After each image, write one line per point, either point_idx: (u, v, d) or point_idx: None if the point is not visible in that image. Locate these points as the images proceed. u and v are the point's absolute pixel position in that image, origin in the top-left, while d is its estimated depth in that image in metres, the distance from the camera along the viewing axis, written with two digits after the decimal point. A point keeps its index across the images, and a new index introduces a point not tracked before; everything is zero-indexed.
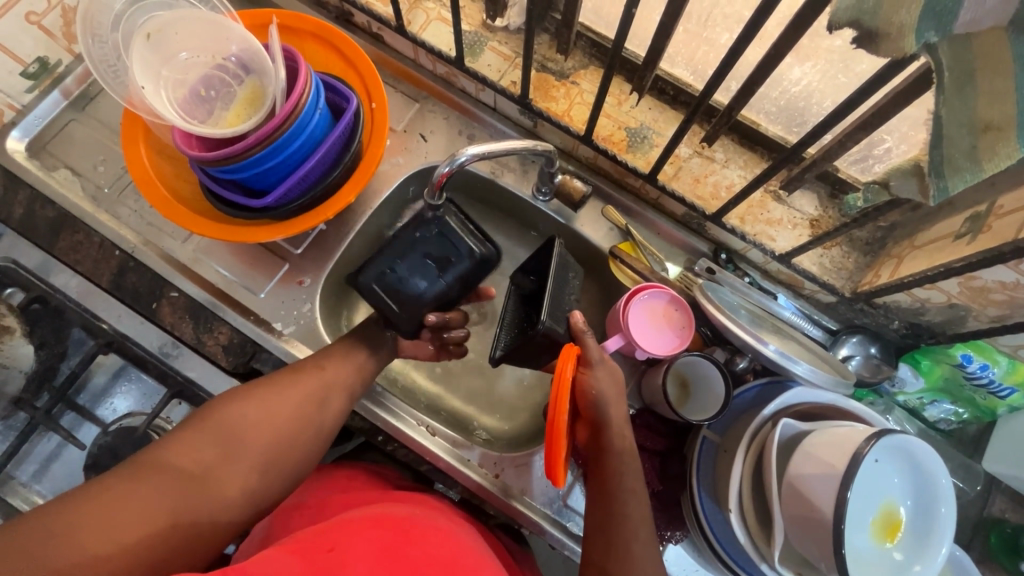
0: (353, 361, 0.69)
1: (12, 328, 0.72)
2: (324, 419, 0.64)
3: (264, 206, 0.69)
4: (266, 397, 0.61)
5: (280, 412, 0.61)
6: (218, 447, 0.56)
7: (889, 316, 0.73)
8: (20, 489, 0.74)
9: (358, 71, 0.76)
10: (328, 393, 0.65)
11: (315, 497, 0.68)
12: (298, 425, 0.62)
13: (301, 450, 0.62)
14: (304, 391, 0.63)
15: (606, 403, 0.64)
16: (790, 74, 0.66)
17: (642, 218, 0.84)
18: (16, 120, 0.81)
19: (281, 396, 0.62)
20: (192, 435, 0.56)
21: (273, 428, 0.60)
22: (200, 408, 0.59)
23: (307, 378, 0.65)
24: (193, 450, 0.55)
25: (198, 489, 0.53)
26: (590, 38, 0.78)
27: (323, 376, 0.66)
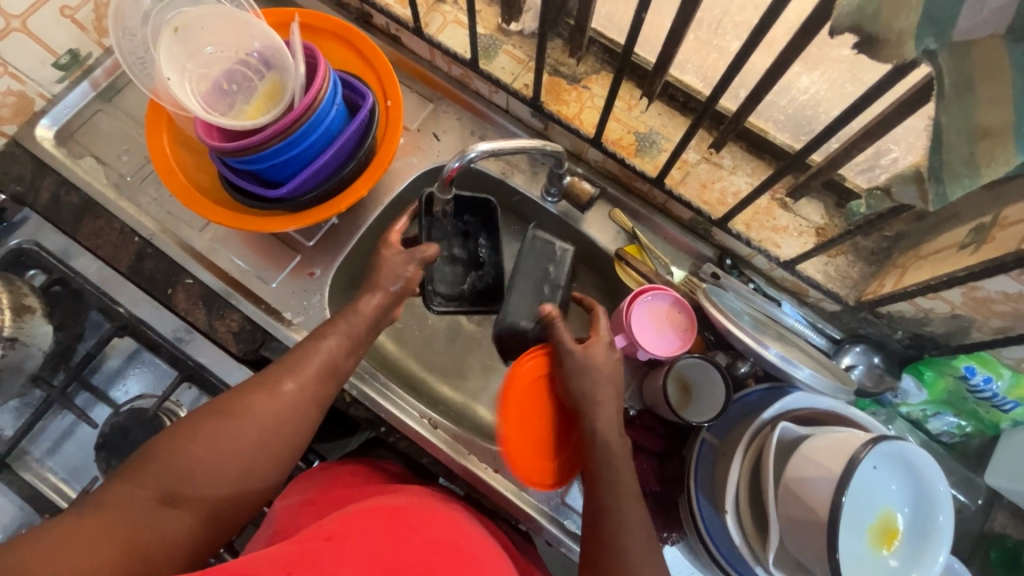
0: (319, 365, 0.63)
1: (33, 308, 0.73)
2: (282, 438, 0.59)
3: (280, 197, 0.71)
4: (217, 422, 0.56)
5: (231, 437, 0.56)
6: (165, 484, 0.52)
7: (893, 326, 0.73)
8: (33, 465, 0.76)
9: (375, 70, 0.78)
10: (284, 413, 0.59)
11: (317, 489, 0.69)
12: (253, 448, 0.56)
13: (257, 472, 0.57)
14: (255, 412, 0.58)
15: (591, 399, 0.65)
16: (798, 82, 0.67)
17: (649, 222, 0.84)
18: (46, 108, 0.84)
19: (233, 420, 0.57)
20: (136, 474, 0.52)
21: (223, 456, 0.55)
22: (148, 443, 0.55)
23: (261, 398, 0.59)
24: (137, 490, 0.51)
25: (142, 530, 0.50)
26: (602, 43, 0.79)
27: (281, 393, 0.60)
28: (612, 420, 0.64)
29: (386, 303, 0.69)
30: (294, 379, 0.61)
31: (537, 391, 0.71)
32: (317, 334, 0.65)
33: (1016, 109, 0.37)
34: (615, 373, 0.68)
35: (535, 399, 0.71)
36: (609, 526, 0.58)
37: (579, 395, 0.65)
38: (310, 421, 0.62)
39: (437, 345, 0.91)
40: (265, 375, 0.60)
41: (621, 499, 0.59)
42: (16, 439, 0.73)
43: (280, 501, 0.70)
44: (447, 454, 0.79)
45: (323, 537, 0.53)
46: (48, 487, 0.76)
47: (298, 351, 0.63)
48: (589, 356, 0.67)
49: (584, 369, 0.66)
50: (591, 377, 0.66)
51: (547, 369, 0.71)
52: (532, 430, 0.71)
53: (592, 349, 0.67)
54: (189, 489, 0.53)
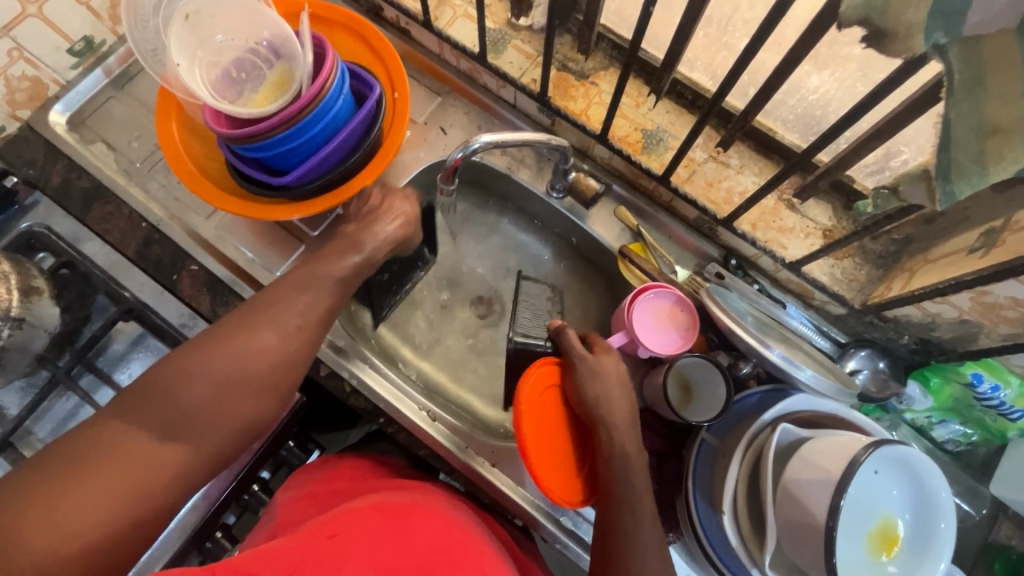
0: (318, 306, 0.61)
1: (41, 289, 0.74)
2: (282, 377, 0.58)
3: (285, 185, 0.71)
4: (218, 354, 0.54)
5: (231, 375, 0.54)
6: (165, 422, 0.51)
7: (899, 331, 0.72)
8: (37, 445, 0.77)
9: (383, 62, 0.79)
10: (285, 348, 0.58)
11: (318, 482, 0.70)
12: (254, 385, 0.55)
13: (258, 409, 0.56)
14: (254, 350, 0.56)
15: (604, 404, 0.65)
16: (808, 81, 0.66)
17: (654, 220, 0.84)
18: (60, 94, 0.86)
19: (234, 352, 0.55)
20: (131, 411, 0.50)
21: (225, 393, 0.54)
22: (138, 377, 0.53)
23: (262, 337, 0.57)
24: (133, 427, 0.49)
25: (144, 467, 0.49)
26: (611, 40, 0.79)
27: (280, 331, 0.58)
28: (626, 428, 0.64)
29: (365, 267, 0.67)
30: (294, 317, 0.59)
31: (549, 402, 0.70)
32: (316, 273, 0.63)
33: None
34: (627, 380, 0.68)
35: (548, 413, 0.69)
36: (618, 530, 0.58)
37: (594, 402, 0.65)
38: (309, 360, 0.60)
39: (438, 339, 0.91)
40: (265, 311, 0.58)
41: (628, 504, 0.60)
42: (21, 418, 0.74)
43: (283, 492, 0.71)
44: (445, 447, 0.79)
45: (324, 534, 0.54)
46: None
47: (296, 286, 0.61)
48: (598, 364, 0.67)
49: (594, 379, 0.66)
50: (602, 383, 0.66)
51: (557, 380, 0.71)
52: (552, 444, 0.68)
53: (601, 361, 0.68)
54: (189, 427, 0.52)
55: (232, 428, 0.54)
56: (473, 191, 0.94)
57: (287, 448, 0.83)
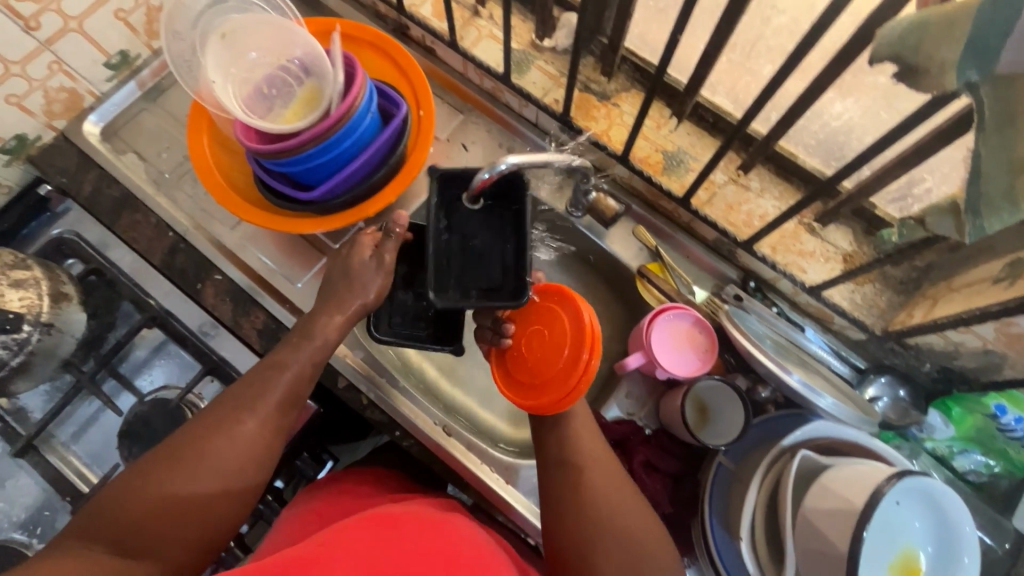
0: (279, 398, 0.60)
1: (70, 296, 0.76)
2: (244, 480, 0.57)
3: (311, 199, 0.73)
4: (179, 465, 0.54)
5: (190, 481, 0.53)
6: (122, 540, 0.50)
7: (920, 358, 0.72)
8: (58, 448, 0.78)
9: (409, 79, 0.80)
10: (245, 454, 0.57)
11: (327, 497, 0.70)
12: (214, 489, 0.54)
13: (220, 513, 0.55)
14: (211, 454, 0.55)
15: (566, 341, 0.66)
16: (831, 108, 0.67)
17: (672, 240, 0.84)
18: (95, 106, 0.88)
19: (196, 460, 0.55)
20: (90, 533, 0.50)
21: (183, 502, 0.53)
22: (97, 496, 0.53)
23: (219, 439, 0.56)
24: (90, 548, 0.49)
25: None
26: (634, 62, 0.80)
27: (238, 432, 0.57)
28: (585, 424, 0.63)
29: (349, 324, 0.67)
30: (253, 416, 0.58)
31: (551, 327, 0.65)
32: (274, 363, 0.62)
33: None
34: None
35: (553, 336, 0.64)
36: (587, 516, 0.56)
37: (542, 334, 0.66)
38: (270, 458, 0.59)
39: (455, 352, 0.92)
40: (224, 413, 0.58)
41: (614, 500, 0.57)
42: (45, 421, 0.75)
43: (289, 509, 0.71)
44: (460, 462, 0.79)
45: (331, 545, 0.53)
46: (72, 470, 0.78)
47: (256, 381, 0.61)
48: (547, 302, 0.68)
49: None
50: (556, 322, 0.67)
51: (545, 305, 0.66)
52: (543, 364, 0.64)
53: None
54: (147, 543, 0.51)
55: (193, 537, 0.53)
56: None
57: (301, 459, 0.83)
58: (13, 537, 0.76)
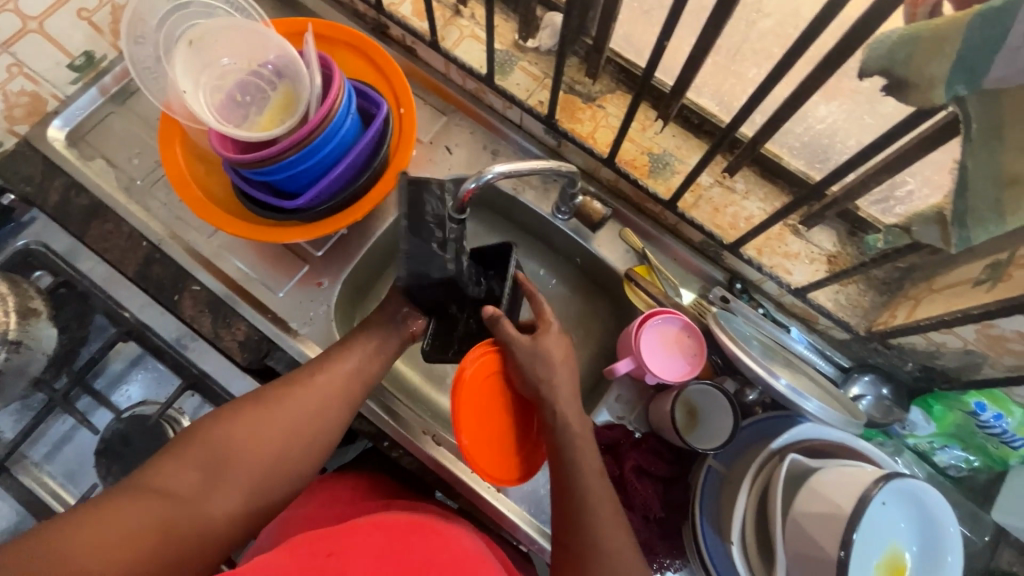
0: (352, 364, 0.66)
1: (39, 311, 0.73)
2: (313, 436, 0.61)
3: (296, 208, 0.70)
4: (259, 411, 0.60)
5: (265, 424, 0.59)
6: (204, 467, 0.55)
7: (903, 358, 0.73)
8: (32, 469, 0.75)
9: (387, 78, 0.78)
10: (316, 410, 0.62)
11: (317, 507, 0.69)
12: (285, 437, 0.59)
13: (289, 461, 0.59)
14: (287, 403, 0.61)
15: (548, 374, 0.64)
16: (816, 112, 0.67)
17: (659, 243, 0.84)
18: (59, 110, 0.84)
19: (274, 410, 0.60)
20: (182, 455, 0.55)
21: (259, 441, 0.58)
22: (185, 429, 0.58)
23: (295, 390, 0.62)
24: (177, 473, 0.54)
25: (180, 510, 0.52)
26: (618, 63, 0.79)
27: (313, 387, 0.63)
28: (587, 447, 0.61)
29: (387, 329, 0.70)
30: (325, 376, 0.64)
31: (489, 388, 0.68)
32: (347, 341, 0.69)
33: None
34: (570, 360, 0.67)
35: (488, 397, 0.68)
36: (575, 541, 0.56)
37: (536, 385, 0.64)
38: (340, 420, 0.64)
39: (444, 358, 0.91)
40: (300, 374, 0.64)
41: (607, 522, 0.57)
42: (16, 442, 0.72)
43: (285, 516, 0.71)
44: (451, 473, 0.78)
45: (325, 553, 0.53)
46: (47, 492, 0.75)
47: (331, 353, 0.67)
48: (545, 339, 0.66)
49: (537, 362, 0.64)
50: (548, 366, 0.64)
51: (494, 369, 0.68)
52: (487, 425, 0.67)
53: (541, 341, 0.65)
54: (224, 474, 0.56)
55: (262, 477, 0.57)
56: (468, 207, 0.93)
57: None
58: None
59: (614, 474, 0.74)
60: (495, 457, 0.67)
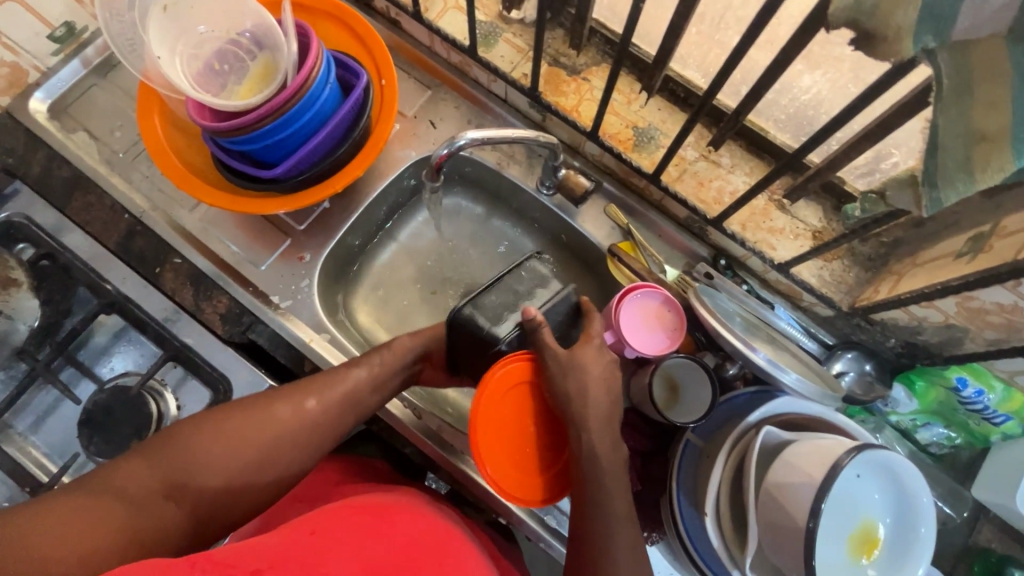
0: (345, 391, 0.67)
1: (19, 281, 0.75)
2: (287, 458, 0.61)
3: (274, 177, 0.70)
4: (243, 421, 0.60)
5: (245, 439, 0.59)
6: (177, 470, 0.55)
7: (885, 334, 0.72)
8: (17, 438, 0.76)
9: (368, 49, 0.77)
10: (298, 432, 0.62)
11: (301, 488, 0.71)
12: (263, 455, 0.60)
13: (260, 479, 0.59)
14: (275, 422, 0.61)
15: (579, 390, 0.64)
16: (800, 82, 0.66)
17: (645, 219, 0.83)
18: (41, 82, 0.84)
19: (258, 424, 0.61)
20: (153, 454, 0.55)
21: (236, 454, 0.58)
22: (165, 429, 0.59)
23: (285, 408, 0.63)
24: (144, 475, 0.54)
25: (141, 514, 0.52)
26: (603, 35, 0.78)
27: (301, 409, 0.63)
28: (611, 450, 0.62)
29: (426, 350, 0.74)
30: (317, 400, 0.64)
31: (516, 399, 0.68)
32: (347, 365, 0.69)
33: (1014, 112, 0.36)
34: (604, 372, 0.66)
35: (513, 408, 0.68)
36: (597, 537, 0.58)
37: (566, 399, 0.64)
38: (321, 446, 0.64)
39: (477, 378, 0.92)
40: (293, 391, 0.64)
41: (608, 514, 0.59)
42: None
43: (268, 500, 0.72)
44: (435, 448, 0.78)
45: (308, 531, 0.53)
46: (32, 461, 0.75)
47: (326, 377, 0.67)
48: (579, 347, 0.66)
49: (570, 374, 0.64)
50: (580, 376, 0.64)
51: (525, 378, 0.68)
52: (510, 439, 0.68)
53: (577, 352, 0.66)
54: (192, 484, 0.55)
55: (230, 489, 0.58)
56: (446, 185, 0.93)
57: None
58: None
59: None
60: (513, 474, 0.67)
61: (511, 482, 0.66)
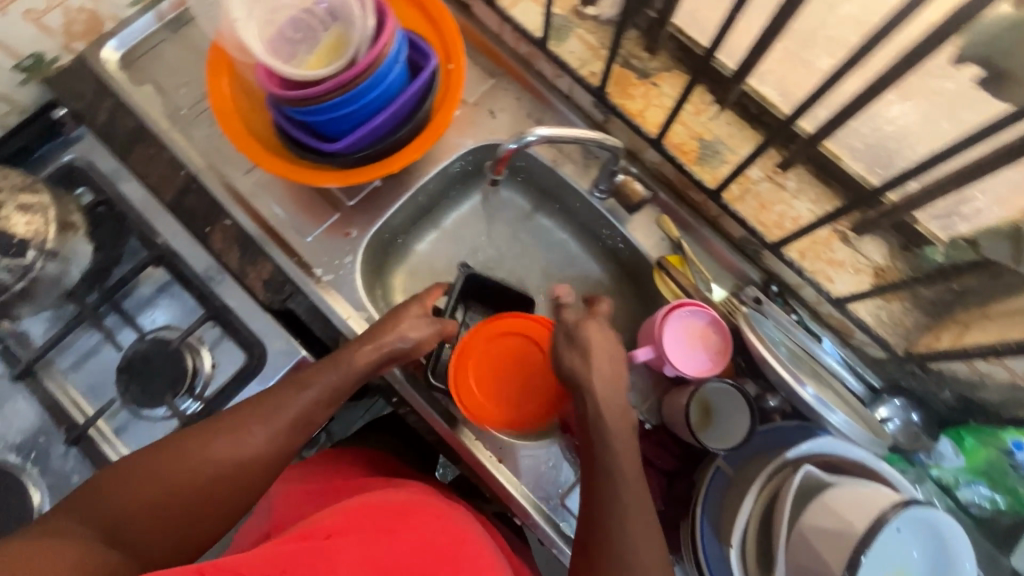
0: (297, 409, 0.61)
1: (77, 226, 0.75)
2: (245, 485, 0.56)
3: (333, 151, 0.70)
4: (187, 455, 0.54)
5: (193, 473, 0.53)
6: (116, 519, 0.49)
7: (940, 385, 0.69)
8: (58, 376, 0.77)
9: (439, 31, 0.76)
10: (250, 459, 0.57)
11: (309, 481, 0.71)
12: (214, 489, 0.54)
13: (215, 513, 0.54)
14: (213, 457, 0.55)
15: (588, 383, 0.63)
16: (888, 111, 0.63)
17: (696, 234, 0.80)
18: (115, 31, 0.85)
19: (205, 454, 0.55)
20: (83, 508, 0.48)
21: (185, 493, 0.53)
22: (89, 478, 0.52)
23: (233, 436, 0.57)
24: (78, 528, 0.47)
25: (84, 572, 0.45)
26: (680, 40, 0.75)
27: (250, 434, 0.58)
28: (626, 439, 0.61)
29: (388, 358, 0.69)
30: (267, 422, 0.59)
31: (514, 343, 0.79)
32: (297, 380, 0.63)
33: None
34: (611, 346, 0.66)
35: (509, 348, 0.79)
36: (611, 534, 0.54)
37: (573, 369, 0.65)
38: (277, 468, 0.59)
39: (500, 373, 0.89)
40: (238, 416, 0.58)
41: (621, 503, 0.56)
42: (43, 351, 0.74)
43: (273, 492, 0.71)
44: (458, 439, 0.77)
45: (326, 535, 0.52)
46: (69, 402, 0.77)
47: (277, 395, 0.61)
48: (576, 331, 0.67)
49: (572, 342, 0.67)
50: (585, 351, 0.65)
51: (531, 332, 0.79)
52: (493, 367, 0.78)
53: (583, 325, 0.67)
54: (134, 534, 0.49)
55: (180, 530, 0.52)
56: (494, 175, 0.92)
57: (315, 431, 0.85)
58: (7, 460, 0.74)
59: None
60: (471, 392, 0.76)
61: (467, 396, 0.76)
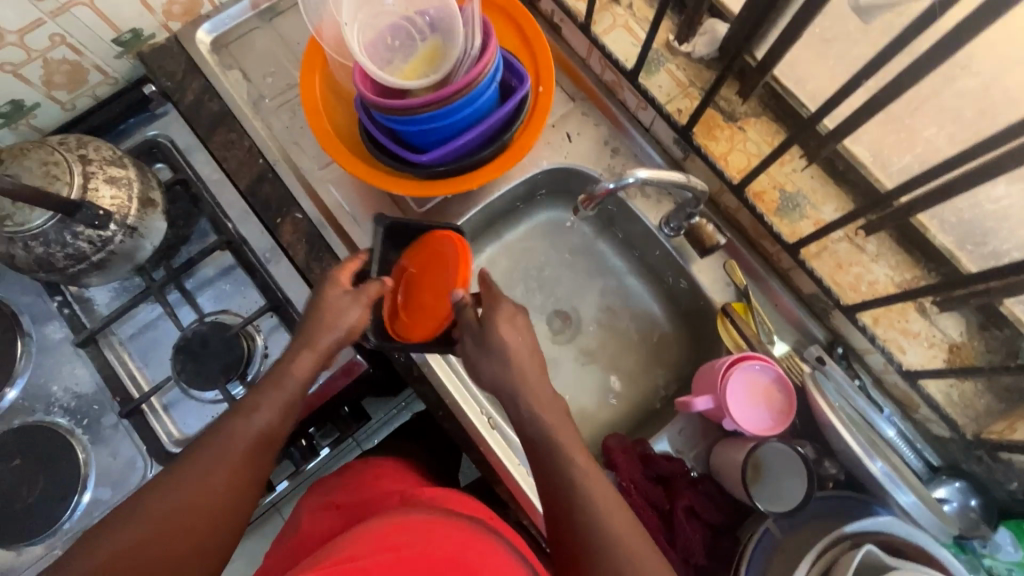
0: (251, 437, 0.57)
1: (155, 203, 0.75)
2: (217, 522, 0.54)
3: (416, 161, 0.70)
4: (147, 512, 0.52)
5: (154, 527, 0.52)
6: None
7: (1008, 474, 0.66)
8: (116, 345, 0.79)
9: (532, 51, 0.76)
10: (213, 498, 0.54)
11: (341, 493, 0.72)
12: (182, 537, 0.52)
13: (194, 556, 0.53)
14: (174, 508, 0.53)
15: (534, 411, 0.57)
16: (991, 190, 0.66)
17: (763, 283, 0.79)
18: (211, 15, 0.87)
19: (165, 506, 0.53)
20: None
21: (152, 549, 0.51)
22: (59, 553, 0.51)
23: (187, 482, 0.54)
24: None
25: None
26: (775, 89, 0.76)
27: (206, 476, 0.55)
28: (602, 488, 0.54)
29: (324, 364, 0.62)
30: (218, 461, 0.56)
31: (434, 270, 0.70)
32: (241, 409, 0.59)
33: None
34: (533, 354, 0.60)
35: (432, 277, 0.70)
36: None
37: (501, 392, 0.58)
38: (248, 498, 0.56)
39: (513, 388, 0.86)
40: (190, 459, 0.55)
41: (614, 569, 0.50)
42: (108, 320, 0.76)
43: (307, 505, 0.73)
44: (499, 460, 0.75)
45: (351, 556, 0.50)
46: (124, 371, 0.78)
47: (223, 429, 0.57)
48: (516, 343, 0.60)
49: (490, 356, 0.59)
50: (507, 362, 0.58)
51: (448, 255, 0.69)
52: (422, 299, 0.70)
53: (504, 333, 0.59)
54: None
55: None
56: (561, 198, 0.91)
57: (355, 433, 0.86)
58: (58, 421, 0.76)
59: (663, 507, 0.71)
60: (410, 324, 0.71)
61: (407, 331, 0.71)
